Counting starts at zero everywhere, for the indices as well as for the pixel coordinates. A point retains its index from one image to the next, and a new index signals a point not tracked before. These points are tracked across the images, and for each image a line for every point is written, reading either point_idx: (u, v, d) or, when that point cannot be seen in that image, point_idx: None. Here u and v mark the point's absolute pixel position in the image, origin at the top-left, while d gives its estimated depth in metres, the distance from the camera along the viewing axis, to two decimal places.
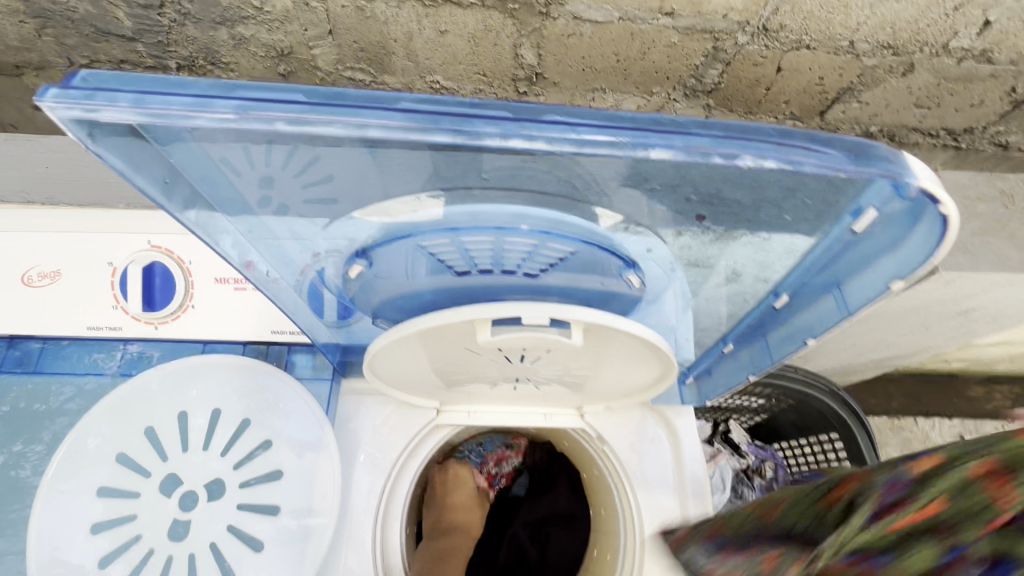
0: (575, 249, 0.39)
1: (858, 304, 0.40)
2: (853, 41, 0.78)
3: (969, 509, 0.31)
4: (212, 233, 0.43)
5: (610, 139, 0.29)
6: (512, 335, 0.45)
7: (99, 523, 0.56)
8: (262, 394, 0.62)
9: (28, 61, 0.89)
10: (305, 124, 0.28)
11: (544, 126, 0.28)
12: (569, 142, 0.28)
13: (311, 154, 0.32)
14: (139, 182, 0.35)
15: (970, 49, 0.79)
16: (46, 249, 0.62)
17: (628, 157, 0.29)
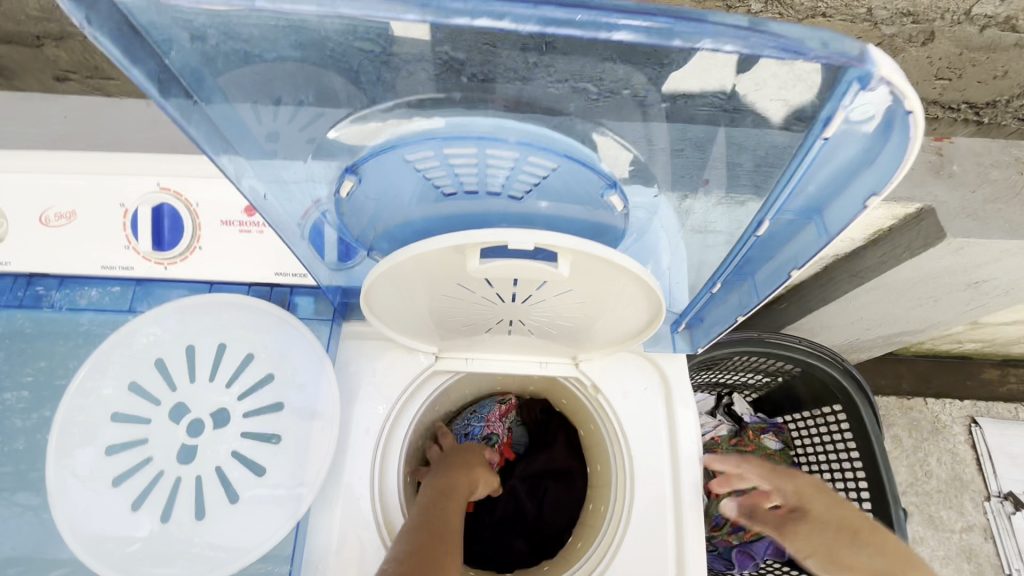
0: (557, 165, 0.40)
1: (836, 228, 0.41)
2: (872, 8, 0.76)
3: None
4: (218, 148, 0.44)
5: (574, 18, 0.29)
6: (501, 264, 0.47)
7: (113, 446, 0.59)
8: (266, 331, 0.65)
9: (48, 31, 0.95)
10: (285, 6, 0.29)
11: (512, 5, 0.29)
12: (533, 21, 0.29)
13: (318, 109, 0.41)
14: (139, 76, 0.35)
15: (993, 16, 0.78)
16: (61, 190, 0.65)
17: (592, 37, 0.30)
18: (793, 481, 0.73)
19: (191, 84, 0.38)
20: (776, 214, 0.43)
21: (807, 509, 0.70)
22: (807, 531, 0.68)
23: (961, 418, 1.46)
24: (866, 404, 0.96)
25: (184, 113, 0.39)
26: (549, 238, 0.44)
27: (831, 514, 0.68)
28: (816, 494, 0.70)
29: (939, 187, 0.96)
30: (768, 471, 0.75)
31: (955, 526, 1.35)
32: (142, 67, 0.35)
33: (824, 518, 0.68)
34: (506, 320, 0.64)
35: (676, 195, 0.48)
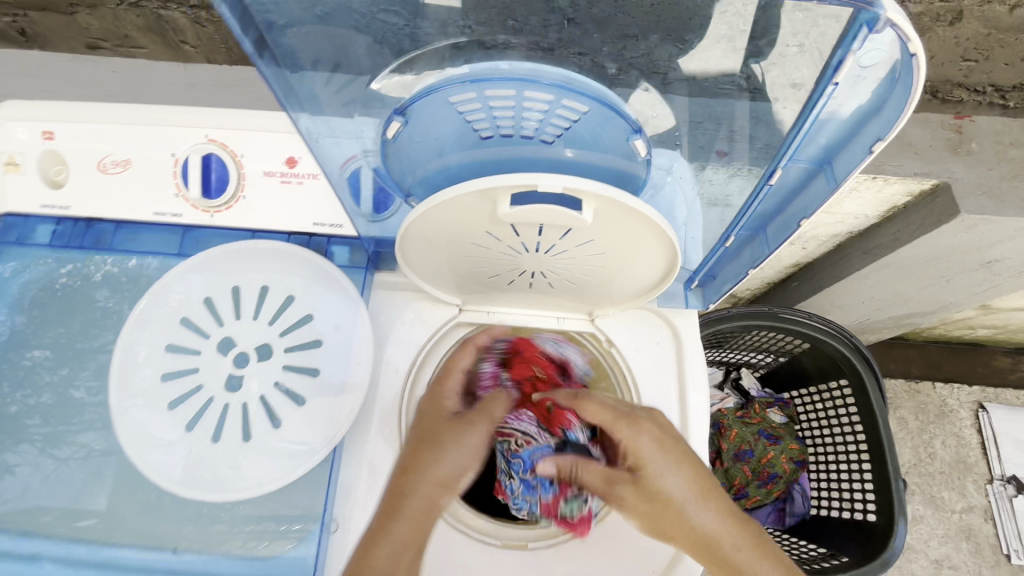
0: (588, 109, 0.44)
1: (842, 176, 0.44)
2: None
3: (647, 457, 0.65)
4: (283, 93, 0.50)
5: None
6: (529, 208, 0.50)
7: (168, 373, 0.65)
8: (305, 276, 0.70)
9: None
10: None
11: None
12: None
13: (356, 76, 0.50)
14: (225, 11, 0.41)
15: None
16: (117, 139, 0.70)
17: None
18: (629, 439, 0.62)
19: (264, 27, 0.45)
20: (789, 162, 0.46)
21: (644, 474, 0.61)
22: (633, 498, 0.61)
23: (968, 402, 1.47)
24: (873, 379, 0.99)
25: (256, 48, 0.45)
26: (575, 183, 0.48)
27: (671, 488, 0.60)
28: (646, 442, 0.62)
29: (956, 164, 0.96)
30: (611, 414, 0.64)
31: (956, 506, 1.37)
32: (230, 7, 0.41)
33: (660, 481, 0.61)
34: (528, 273, 0.68)
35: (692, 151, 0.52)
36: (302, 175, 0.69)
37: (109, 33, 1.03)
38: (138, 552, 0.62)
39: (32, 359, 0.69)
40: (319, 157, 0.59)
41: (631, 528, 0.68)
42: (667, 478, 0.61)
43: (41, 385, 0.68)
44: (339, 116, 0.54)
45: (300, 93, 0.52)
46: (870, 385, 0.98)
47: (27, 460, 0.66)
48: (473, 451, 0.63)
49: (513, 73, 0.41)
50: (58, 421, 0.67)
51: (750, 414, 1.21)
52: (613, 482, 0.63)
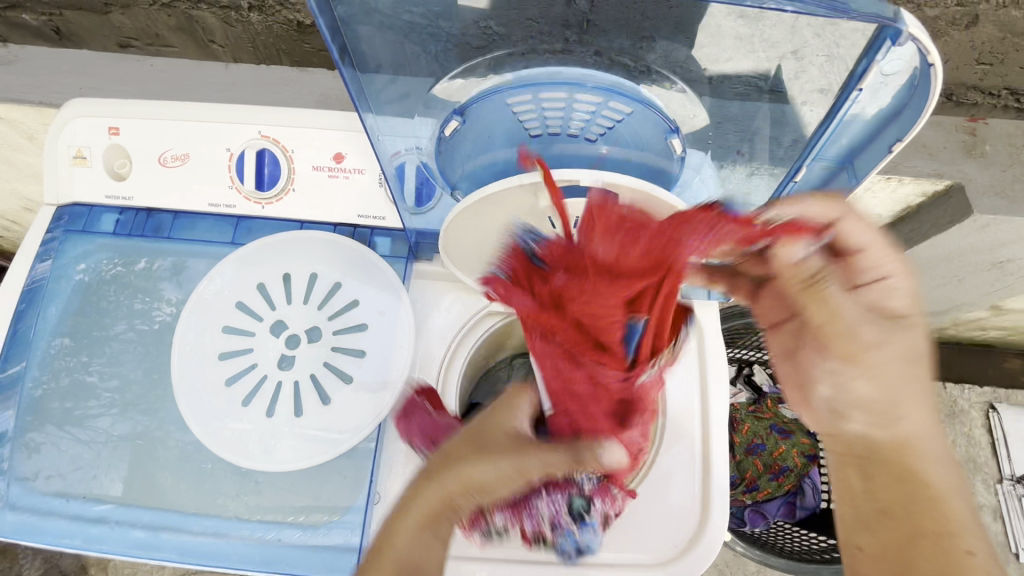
0: (631, 110, 0.49)
1: (865, 173, 0.48)
2: None
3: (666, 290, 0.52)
4: (361, 91, 0.56)
5: None
6: (568, 201, 0.55)
7: (225, 352, 0.70)
8: (349, 265, 0.74)
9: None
10: None
11: None
12: None
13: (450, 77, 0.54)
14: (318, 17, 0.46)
15: None
16: (176, 135, 0.75)
17: None
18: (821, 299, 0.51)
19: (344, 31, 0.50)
20: (814, 160, 0.50)
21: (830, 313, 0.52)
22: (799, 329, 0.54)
23: (978, 402, 1.49)
24: None
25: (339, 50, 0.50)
26: (614, 178, 0.52)
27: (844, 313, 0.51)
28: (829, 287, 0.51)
29: (971, 166, 0.98)
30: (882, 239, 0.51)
31: None
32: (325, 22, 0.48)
33: (877, 364, 0.50)
34: None
35: (718, 155, 0.56)
36: (349, 169, 0.74)
37: (142, 33, 1.02)
38: (197, 517, 0.67)
39: (96, 339, 0.75)
40: (379, 158, 0.65)
41: (651, 508, 0.71)
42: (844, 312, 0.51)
43: (109, 362, 0.73)
44: (399, 116, 0.60)
45: (371, 98, 0.57)
46: None
47: (94, 431, 0.71)
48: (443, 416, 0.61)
49: (565, 77, 0.47)
50: (122, 396, 0.72)
51: (761, 409, 1.20)
52: (816, 337, 0.52)
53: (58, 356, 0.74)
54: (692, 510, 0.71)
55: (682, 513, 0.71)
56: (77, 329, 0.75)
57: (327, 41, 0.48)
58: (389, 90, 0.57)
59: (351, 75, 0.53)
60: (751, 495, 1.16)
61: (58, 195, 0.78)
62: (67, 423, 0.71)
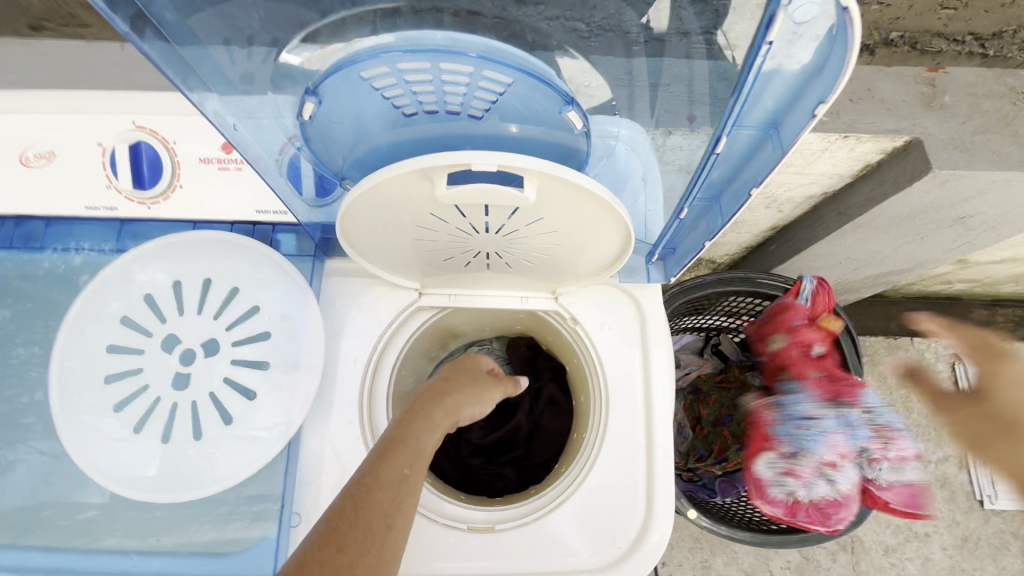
0: (513, 81, 0.39)
1: (790, 141, 0.41)
2: None
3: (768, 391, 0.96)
4: (198, 71, 0.47)
5: None
6: (466, 189, 0.48)
7: (112, 374, 0.62)
8: (248, 268, 0.67)
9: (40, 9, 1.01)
10: None
11: None
12: None
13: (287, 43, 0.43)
14: None
15: None
16: (40, 130, 0.66)
17: None
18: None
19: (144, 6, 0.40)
20: (735, 129, 0.43)
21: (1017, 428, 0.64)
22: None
23: (946, 356, 1.48)
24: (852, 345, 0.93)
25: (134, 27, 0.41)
26: (509, 160, 0.45)
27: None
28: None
29: (928, 119, 0.93)
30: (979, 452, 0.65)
31: (933, 456, 1.38)
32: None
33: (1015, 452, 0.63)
34: (483, 254, 0.66)
35: (661, 129, 0.50)
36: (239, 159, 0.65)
37: (54, 12, 1.01)
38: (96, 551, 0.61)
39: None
40: (249, 156, 0.56)
41: (595, 506, 0.67)
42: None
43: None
44: (256, 92, 0.50)
45: (208, 70, 0.48)
46: (849, 352, 0.93)
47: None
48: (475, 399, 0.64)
49: (421, 44, 0.37)
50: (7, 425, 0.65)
51: (728, 379, 1.09)
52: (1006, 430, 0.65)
53: None
54: (637, 506, 0.67)
55: (627, 504, 0.67)
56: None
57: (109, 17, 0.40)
58: (225, 56, 0.46)
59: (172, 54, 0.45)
60: (721, 466, 1.03)
61: None
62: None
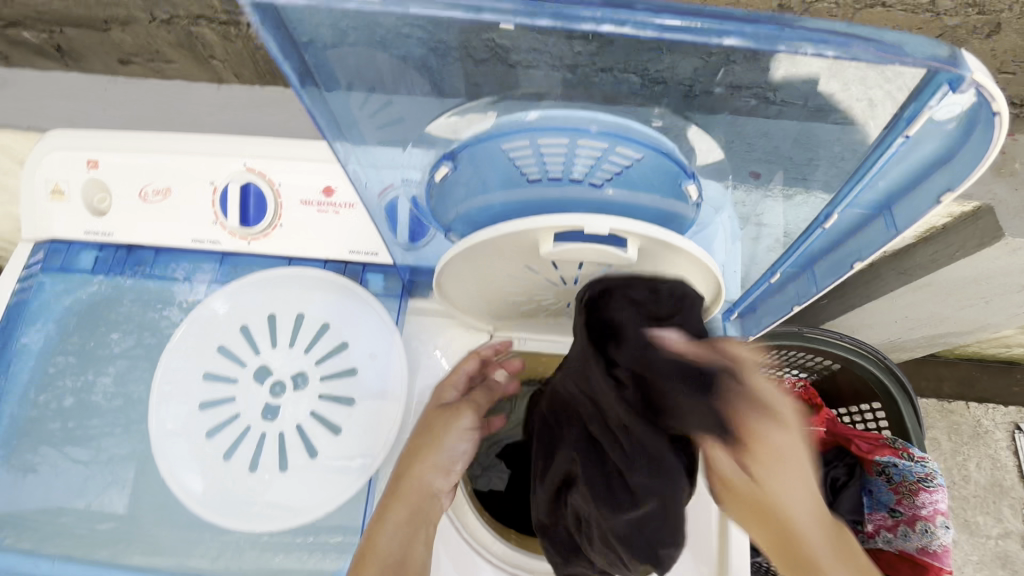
0: (642, 156, 0.43)
1: (906, 223, 0.43)
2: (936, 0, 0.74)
3: (833, 462, 0.98)
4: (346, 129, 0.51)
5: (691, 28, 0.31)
6: (573, 248, 0.50)
7: (206, 402, 0.65)
8: (342, 308, 0.70)
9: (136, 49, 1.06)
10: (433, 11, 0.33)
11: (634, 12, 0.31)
12: (653, 27, 0.31)
13: (386, 97, 0.48)
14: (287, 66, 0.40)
15: None
16: (157, 168, 0.71)
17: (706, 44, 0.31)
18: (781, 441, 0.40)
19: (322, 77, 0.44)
20: (846, 207, 0.45)
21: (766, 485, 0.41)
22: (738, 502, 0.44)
23: (1004, 423, 1.40)
24: (907, 404, 0.95)
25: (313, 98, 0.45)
26: (624, 224, 0.47)
27: (795, 498, 0.41)
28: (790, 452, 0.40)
29: (1000, 186, 0.92)
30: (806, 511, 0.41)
31: (991, 531, 1.32)
32: (293, 63, 0.41)
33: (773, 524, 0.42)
34: (565, 303, 0.67)
35: (743, 190, 0.50)
36: (340, 204, 0.69)
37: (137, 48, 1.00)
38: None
39: (81, 380, 0.72)
40: (365, 204, 0.60)
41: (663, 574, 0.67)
42: (792, 491, 0.41)
43: (87, 408, 0.70)
44: (381, 143, 0.53)
45: (350, 128, 0.51)
46: (902, 409, 0.94)
47: (79, 482, 0.68)
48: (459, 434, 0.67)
49: (566, 123, 0.41)
50: (106, 444, 0.69)
51: None
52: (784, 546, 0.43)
53: (42, 395, 0.71)
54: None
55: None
56: (66, 366, 0.72)
57: (300, 92, 0.44)
58: (361, 116, 0.50)
59: (329, 121, 0.49)
60: None
61: (34, 231, 0.74)
62: (47, 463, 0.69)
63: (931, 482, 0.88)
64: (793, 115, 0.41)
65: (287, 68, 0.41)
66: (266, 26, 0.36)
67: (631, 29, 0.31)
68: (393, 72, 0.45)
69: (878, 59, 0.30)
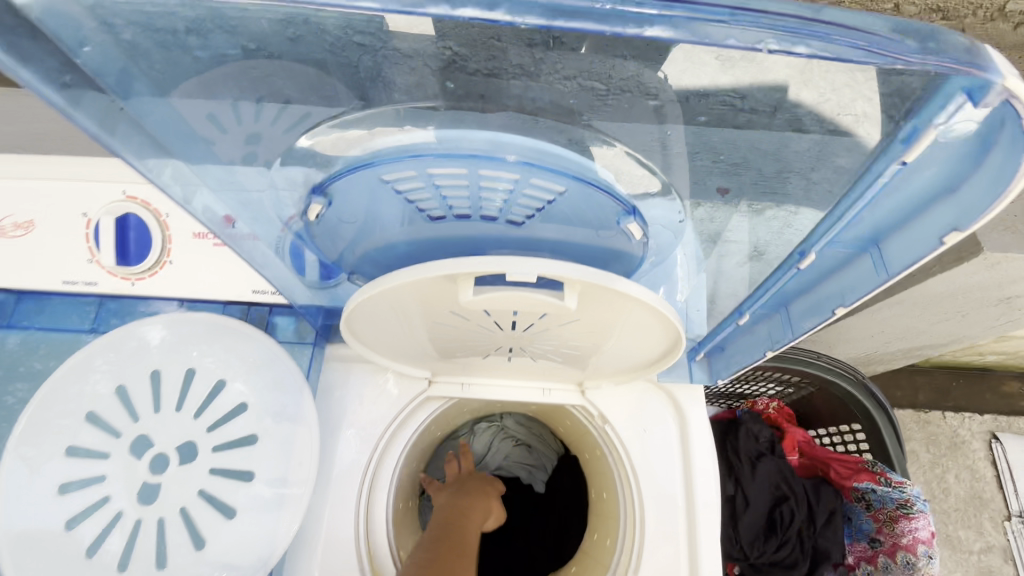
0: (565, 189, 0.34)
1: (897, 266, 0.34)
2: None
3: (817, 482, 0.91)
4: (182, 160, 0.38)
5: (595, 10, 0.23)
6: (496, 296, 0.41)
7: (68, 483, 0.53)
8: (245, 361, 0.59)
9: None
10: None
11: None
12: (541, 11, 0.23)
13: (261, 107, 0.32)
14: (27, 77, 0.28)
15: None
16: (17, 197, 0.60)
17: (622, 33, 0.23)
18: None
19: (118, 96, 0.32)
20: (825, 245, 0.37)
21: None
22: None
23: (980, 433, 1.35)
24: (886, 424, 0.89)
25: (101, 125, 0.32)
26: (552, 268, 0.38)
27: None
28: None
29: None
30: None
31: (973, 546, 1.26)
32: (38, 70, 0.28)
33: None
34: (505, 348, 0.58)
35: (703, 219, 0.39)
36: None
37: None
38: None
39: None
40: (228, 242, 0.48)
41: None
42: None
43: None
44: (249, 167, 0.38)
45: (193, 156, 0.37)
46: (882, 429, 0.88)
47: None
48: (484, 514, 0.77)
49: (462, 147, 0.31)
50: None
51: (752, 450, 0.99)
52: None
53: None
54: None
55: None
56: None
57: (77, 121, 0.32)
58: (215, 132, 0.35)
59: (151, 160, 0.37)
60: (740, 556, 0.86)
61: None
62: None
63: (912, 508, 0.84)
64: None
65: (31, 79, 0.29)
66: None
67: (508, 17, 0.23)
68: (228, 71, 0.30)
69: (847, 49, 0.23)
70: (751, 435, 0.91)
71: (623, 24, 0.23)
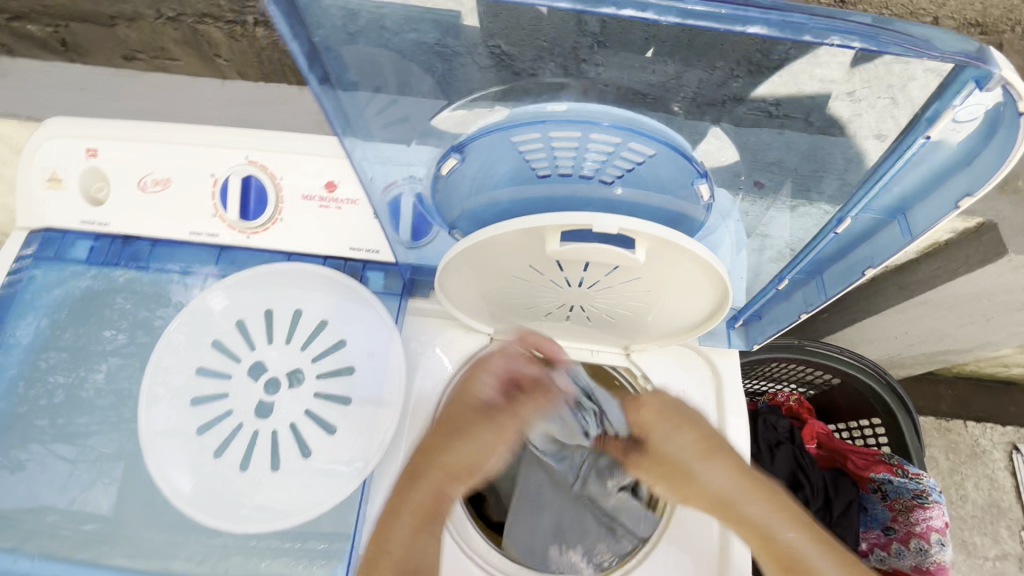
0: (654, 152, 0.43)
1: (920, 227, 0.43)
2: (938, 17, 0.77)
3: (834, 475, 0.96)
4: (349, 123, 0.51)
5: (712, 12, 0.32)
6: (580, 246, 0.49)
7: (199, 397, 0.64)
8: (344, 307, 0.69)
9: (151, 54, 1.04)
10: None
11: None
12: (674, 13, 0.32)
13: (391, 97, 0.49)
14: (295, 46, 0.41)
15: None
16: (157, 158, 0.70)
17: (727, 30, 0.33)
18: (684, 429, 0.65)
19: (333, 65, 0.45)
20: (861, 212, 0.45)
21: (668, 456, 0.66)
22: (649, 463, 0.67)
23: (1002, 444, 1.39)
24: (908, 417, 0.93)
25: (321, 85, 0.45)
26: (631, 224, 0.47)
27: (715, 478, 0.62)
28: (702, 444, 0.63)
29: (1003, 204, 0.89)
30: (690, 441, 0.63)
31: (988, 552, 1.30)
32: (299, 44, 0.41)
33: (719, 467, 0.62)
34: (568, 305, 0.65)
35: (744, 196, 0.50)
36: (342, 200, 0.68)
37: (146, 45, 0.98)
38: None
39: (72, 374, 0.69)
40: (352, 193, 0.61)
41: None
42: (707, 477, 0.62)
43: (94, 405, 0.67)
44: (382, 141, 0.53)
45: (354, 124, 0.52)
46: (903, 422, 0.93)
47: (57, 477, 0.64)
48: (498, 438, 0.66)
49: (578, 116, 0.41)
50: (94, 441, 0.66)
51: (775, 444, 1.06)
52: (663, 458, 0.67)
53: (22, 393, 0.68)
54: None
55: None
56: (78, 350, 0.70)
57: (307, 81, 0.44)
58: (369, 108, 0.50)
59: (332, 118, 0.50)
60: None
61: (31, 218, 0.73)
62: (56, 464, 0.65)
63: (927, 498, 0.86)
64: (797, 127, 0.42)
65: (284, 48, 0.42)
66: (279, 6, 0.37)
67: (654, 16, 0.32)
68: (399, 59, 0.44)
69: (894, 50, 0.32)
70: (770, 425, 0.98)
71: (730, 25, 0.33)
